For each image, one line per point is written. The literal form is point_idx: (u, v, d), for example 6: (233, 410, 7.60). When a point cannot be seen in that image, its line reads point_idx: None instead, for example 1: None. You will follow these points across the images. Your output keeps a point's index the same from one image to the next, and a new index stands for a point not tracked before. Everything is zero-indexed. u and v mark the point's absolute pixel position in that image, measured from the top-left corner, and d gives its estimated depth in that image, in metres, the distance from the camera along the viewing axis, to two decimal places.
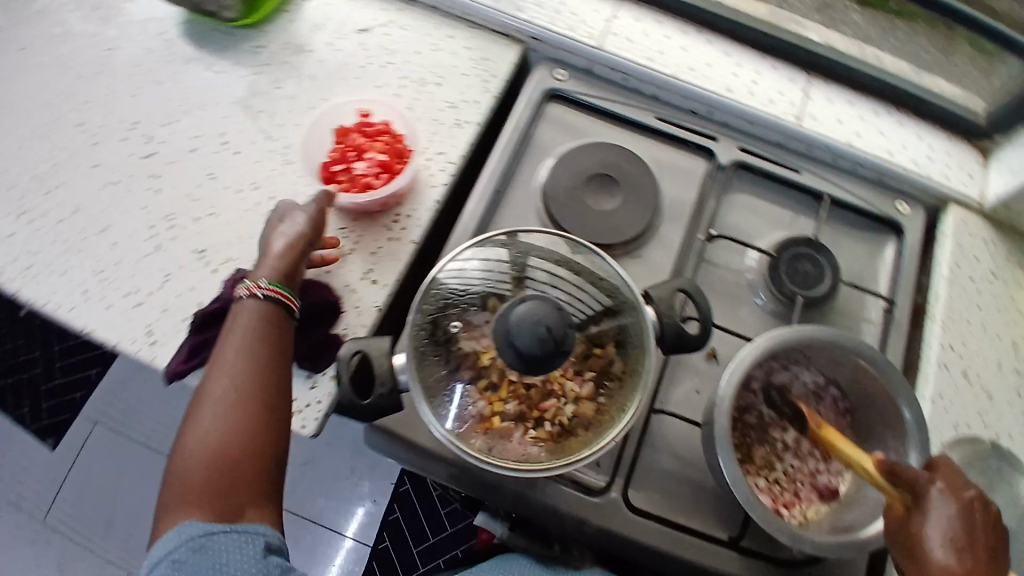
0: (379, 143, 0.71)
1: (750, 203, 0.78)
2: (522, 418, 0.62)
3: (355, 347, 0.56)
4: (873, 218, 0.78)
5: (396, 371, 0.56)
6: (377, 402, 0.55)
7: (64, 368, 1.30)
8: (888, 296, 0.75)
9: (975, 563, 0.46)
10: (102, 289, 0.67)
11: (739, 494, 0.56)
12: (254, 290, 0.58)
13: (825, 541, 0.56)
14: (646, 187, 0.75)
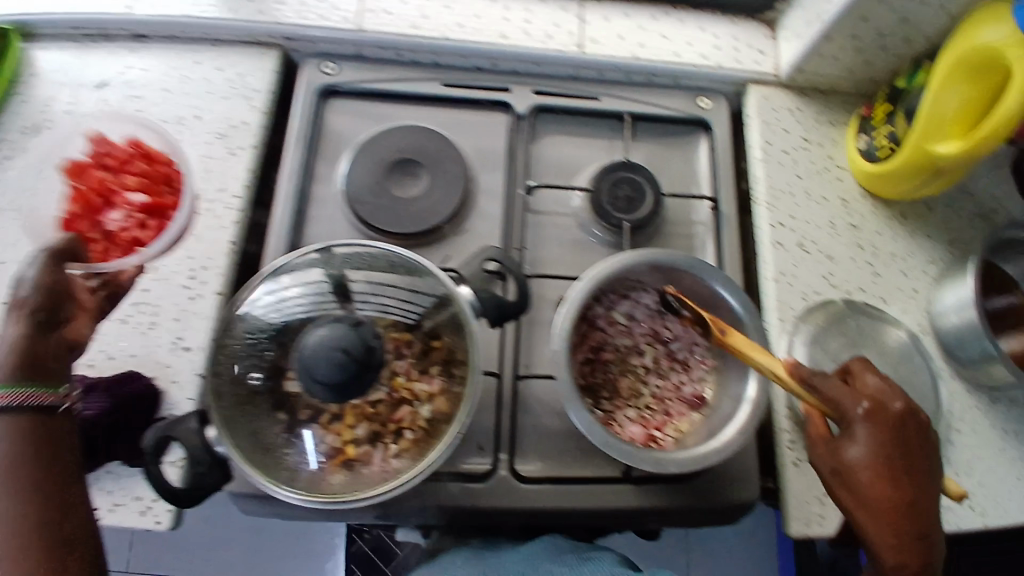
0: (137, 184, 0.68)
1: (561, 142, 0.77)
2: (379, 436, 0.59)
3: (160, 434, 0.54)
4: (678, 122, 0.78)
5: (212, 444, 0.54)
6: (197, 481, 0.53)
7: None
8: (713, 196, 0.76)
9: (887, 466, 0.57)
10: None
11: (598, 440, 0.56)
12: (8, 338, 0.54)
13: (687, 459, 0.56)
14: (449, 160, 0.71)
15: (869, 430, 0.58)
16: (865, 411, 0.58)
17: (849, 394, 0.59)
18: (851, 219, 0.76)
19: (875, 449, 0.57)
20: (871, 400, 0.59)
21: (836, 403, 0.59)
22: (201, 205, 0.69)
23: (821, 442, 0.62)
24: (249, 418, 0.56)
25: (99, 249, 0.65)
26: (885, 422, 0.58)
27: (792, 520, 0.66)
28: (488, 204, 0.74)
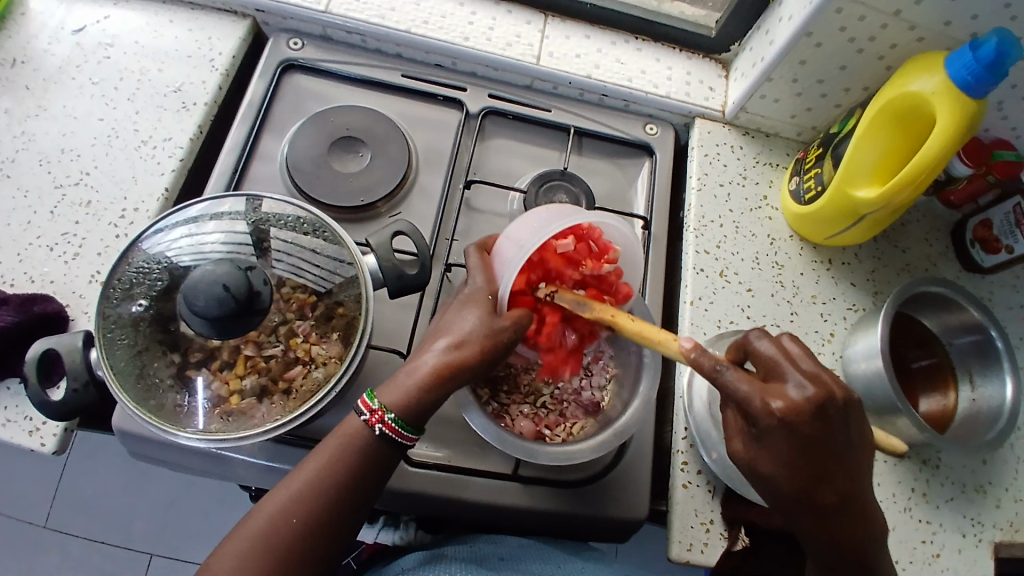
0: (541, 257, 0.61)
1: (508, 145, 0.79)
2: (265, 392, 0.57)
3: (47, 345, 0.54)
4: (623, 142, 0.82)
5: (92, 366, 0.54)
6: (72, 398, 0.54)
7: None
8: (646, 215, 0.78)
9: (796, 465, 0.47)
10: None
11: (473, 420, 0.58)
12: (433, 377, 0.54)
13: (555, 450, 0.58)
14: (394, 142, 0.74)
15: (790, 441, 0.46)
16: (780, 417, 0.46)
17: (759, 394, 0.47)
18: (775, 257, 0.77)
19: (790, 461, 0.47)
20: (784, 395, 0.47)
21: (745, 408, 0.47)
22: (144, 149, 0.72)
23: (737, 434, 0.50)
24: (135, 348, 0.55)
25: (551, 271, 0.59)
26: (805, 425, 0.46)
27: (674, 543, 0.64)
28: (424, 192, 0.75)
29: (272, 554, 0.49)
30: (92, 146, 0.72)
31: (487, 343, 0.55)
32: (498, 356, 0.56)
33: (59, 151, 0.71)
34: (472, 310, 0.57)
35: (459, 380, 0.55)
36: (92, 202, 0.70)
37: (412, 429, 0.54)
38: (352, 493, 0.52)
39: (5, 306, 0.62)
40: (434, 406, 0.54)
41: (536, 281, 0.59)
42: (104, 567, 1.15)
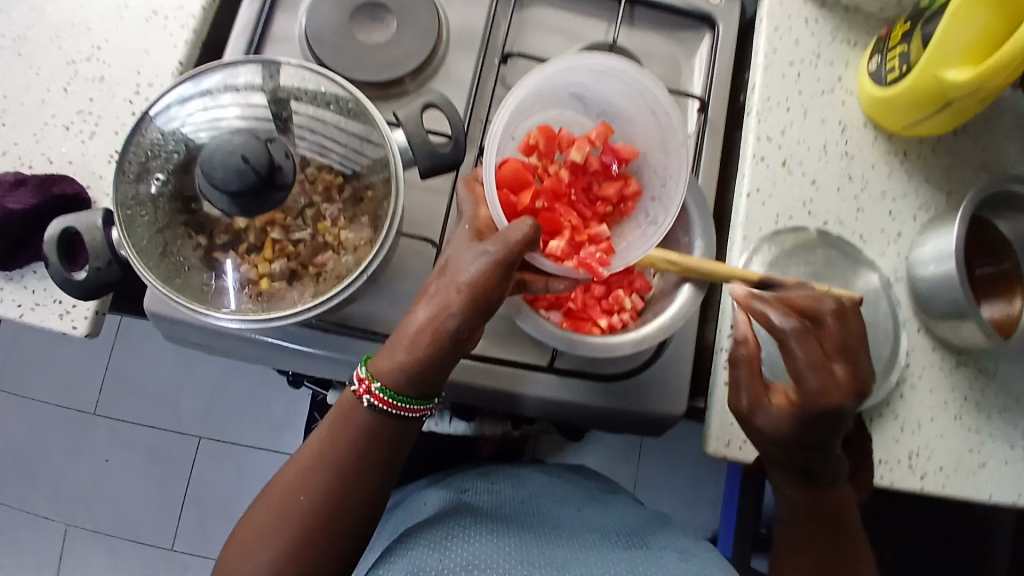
0: (558, 168, 0.61)
1: (550, 15, 0.71)
2: (295, 277, 0.55)
3: (65, 224, 0.52)
4: (681, 13, 0.72)
5: (114, 245, 0.52)
6: (96, 278, 0.52)
7: None
8: (703, 97, 0.69)
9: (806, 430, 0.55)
10: None
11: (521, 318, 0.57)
12: (422, 327, 0.53)
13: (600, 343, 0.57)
14: (424, 9, 0.66)
15: (827, 383, 0.54)
16: (834, 317, 0.55)
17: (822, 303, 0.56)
18: (845, 147, 0.70)
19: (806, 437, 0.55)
20: (833, 305, 0.55)
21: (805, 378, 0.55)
22: (155, 19, 0.66)
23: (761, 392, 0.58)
24: (157, 226, 0.53)
25: (558, 184, 0.60)
26: (829, 359, 0.55)
27: (712, 439, 0.63)
28: (454, 67, 0.68)
29: (297, 525, 0.52)
30: (101, 17, 0.66)
31: (459, 282, 0.52)
32: (484, 295, 0.52)
33: (68, 23, 0.66)
34: (454, 248, 0.55)
35: (445, 329, 0.52)
36: (105, 77, 0.65)
37: (406, 399, 0.53)
38: (359, 472, 0.54)
39: (25, 187, 0.60)
40: (423, 364, 0.53)
41: (556, 190, 0.60)
42: (155, 448, 1.21)
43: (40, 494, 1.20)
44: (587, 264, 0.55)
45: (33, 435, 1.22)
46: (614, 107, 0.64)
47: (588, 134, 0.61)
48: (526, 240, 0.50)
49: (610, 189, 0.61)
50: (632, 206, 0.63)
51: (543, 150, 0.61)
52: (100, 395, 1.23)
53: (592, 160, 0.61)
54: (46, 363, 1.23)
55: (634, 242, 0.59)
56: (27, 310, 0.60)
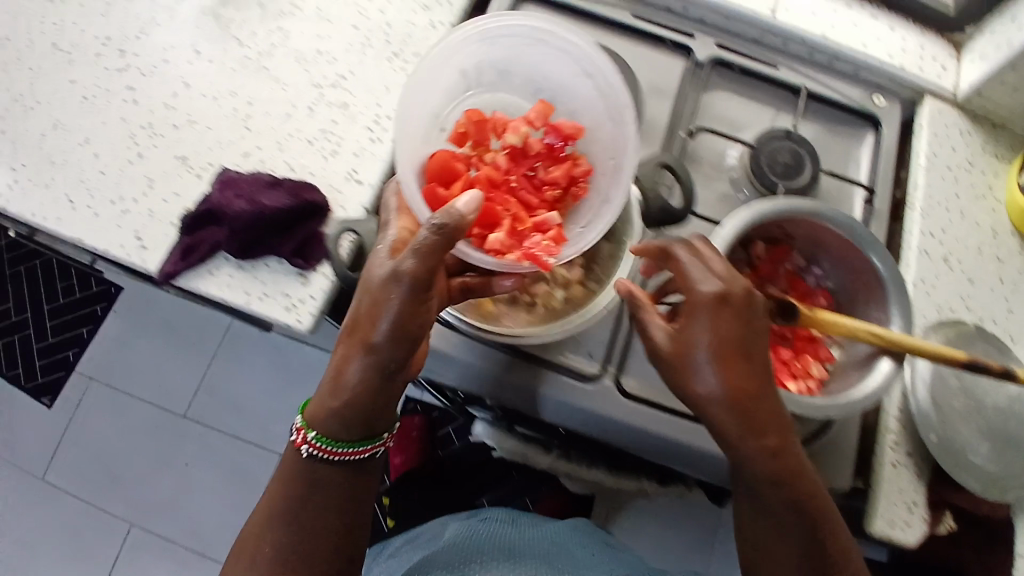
0: (529, 159, 0.63)
1: (728, 98, 0.76)
2: (515, 300, 0.62)
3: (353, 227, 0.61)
4: (851, 111, 0.77)
5: None
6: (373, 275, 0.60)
7: (56, 329, 1.34)
8: (870, 186, 0.74)
9: None
10: (89, 199, 0.68)
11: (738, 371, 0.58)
12: (352, 369, 0.57)
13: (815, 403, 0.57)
14: (627, 82, 0.72)
15: None
16: None
17: None
18: (998, 250, 0.75)
19: None
20: None
21: None
22: (395, 61, 0.72)
23: None
24: (428, 239, 0.62)
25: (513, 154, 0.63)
26: None
27: (879, 520, 0.64)
28: (647, 133, 0.73)
29: (284, 535, 0.58)
30: (346, 52, 0.72)
31: (367, 318, 0.55)
32: (403, 328, 0.54)
33: (315, 53, 0.72)
34: (378, 259, 0.57)
35: (360, 373, 0.56)
36: (348, 105, 0.70)
37: (343, 443, 0.59)
38: (277, 514, 0.59)
39: (279, 189, 0.65)
40: (358, 407, 0.57)
41: (493, 180, 0.61)
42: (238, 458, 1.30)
43: (119, 494, 1.29)
44: (530, 254, 0.57)
45: (128, 424, 1.32)
46: (559, 86, 0.69)
47: (528, 115, 0.64)
48: (423, 256, 0.52)
49: (556, 171, 0.64)
50: (583, 186, 0.65)
51: (474, 134, 0.64)
52: (186, 405, 1.33)
53: (533, 141, 0.63)
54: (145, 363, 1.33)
55: (585, 226, 0.62)
56: (256, 299, 0.64)
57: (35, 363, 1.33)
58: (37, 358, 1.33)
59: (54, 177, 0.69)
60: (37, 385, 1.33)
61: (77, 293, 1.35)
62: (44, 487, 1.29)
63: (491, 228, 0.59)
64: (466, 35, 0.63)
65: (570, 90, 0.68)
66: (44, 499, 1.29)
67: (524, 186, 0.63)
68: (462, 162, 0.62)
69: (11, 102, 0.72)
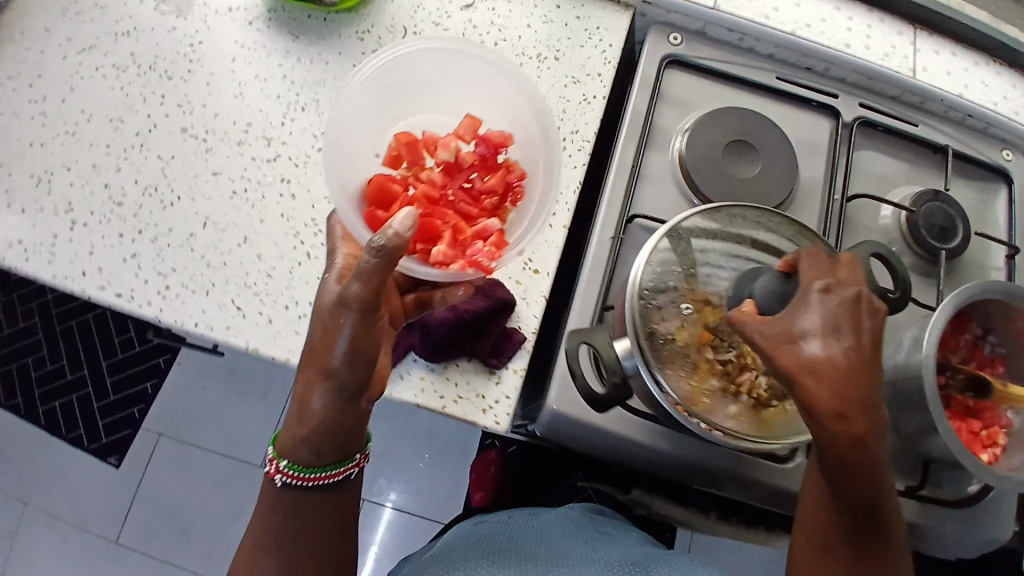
0: (478, 176, 0.62)
1: (874, 159, 0.77)
2: (723, 393, 0.61)
3: (580, 340, 0.60)
4: (985, 167, 0.79)
5: (622, 360, 0.59)
6: (612, 390, 0.57)
7: (116, 385, 1.29)
8: (1011, 242, 0.77)
9: None
10: (256, 304, 0.64)
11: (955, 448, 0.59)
12: (308, 393, 0.52)
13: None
14: (783, 150, 0.73)
15: None
16: None
17: None
18: None
19: None
20: None
21: None
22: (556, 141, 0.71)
23: None
24: (648, 331, 0.60)
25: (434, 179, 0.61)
26: None
27: None
28: (804, 204, 0.73)
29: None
30: None
31: (322, 345, 0.51)
32: (357, 347, 0.50)
33: None
34: (329, 282, 0.54)
35: (320, 396, 0.52)
36: None
37: (312, 469, 0.55)
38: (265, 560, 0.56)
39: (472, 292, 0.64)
40: (327, 432, 0.53)
41: (432, 198, 0.60)
42: None
43: (195, 551, 1.24)
44: (473, 262, 0.56)
45: (199, 480, 1.26)
46: (481, 101, 0.68)
47: (458, 131, 0.63)
48: (367, 278, 0.48)
49: (491, 179, 0.61)
50: (519, 191, 0.62)
51: (408, 158, 0.62)
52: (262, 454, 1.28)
53: (466, 154, 0.61)
54: (213, 414, 1.29)
55: (527, 223, 0.59)
56: (452, 403, 0.63)
57: (97, 423, 1.28)
58: (99, 417, 1.28)
59: (212, 281, 0.64)
60: (100, 445, 1.27)
61: (140, 346, 1.31)
62: (118, 550, 1.24)
63: (434, 242, 0.57)
64: (379, 62, 0.62)
65: (502, 101, 0.67)
66: (115, 564, 1.23)
67: (450, 207, 0.61)
68: (383, 187, 0.59)
69: (148, 197, 0.67)
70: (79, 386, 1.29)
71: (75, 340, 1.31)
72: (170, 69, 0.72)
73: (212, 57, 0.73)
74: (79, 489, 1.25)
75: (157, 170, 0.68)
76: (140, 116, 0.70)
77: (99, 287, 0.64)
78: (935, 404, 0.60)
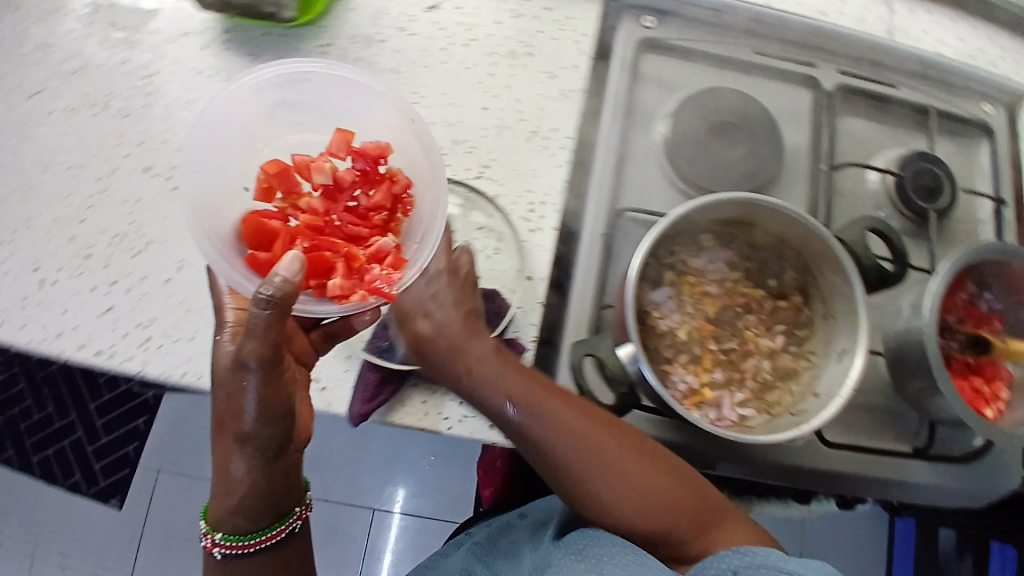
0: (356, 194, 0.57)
1: (860, 125, 0.75)
2: (728, 383, 0.61)
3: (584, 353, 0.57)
4: (965, 121, 0.78)
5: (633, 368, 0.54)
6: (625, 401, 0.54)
7: (108, 426, 1.26)
8: (995, 196, 0.76)
9: None
10: None
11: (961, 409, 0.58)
12: (229, 461, 0.49)
13: None
14: (764, 126, 0.71)
15: None
16: None
17: None
18: None
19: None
20: None
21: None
22: (535, 140, 0.68)
23: None
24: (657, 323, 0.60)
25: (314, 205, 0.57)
26: None
27: None
28: (791, 182, 0.72)
29: None
30: (484, 137, 0.67)
31: (229, 410, 0.47)
32: (266, 410, 0.45)
33: (452, 142, 0.67)
34: (224, 339, 0.51)
35: (239, 460, 0.48)
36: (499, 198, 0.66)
37: (252, 534, 0.53)
38: None
39: None
40: (255, 497, 0.50)
41: (315, 225, 0.56)
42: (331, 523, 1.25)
43: None
44: (373, 290, 0.52)
45: None
46: (357, 117, 0.61)
47: (330, 147, 0.58)
48: (263, 332, 0.42)
49: (377, 196, 0.57)
50: (408, 202, 0.59)
51: (281, 187, 0.57)
52: None
53: (346, 173, 0.57)
54: (210, 444, 1.26)
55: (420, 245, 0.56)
56: (456, 423, 0.60)
57: (93, 467, 1.25)
58: (94, 461, 1.24)
59: (197, 326, 0.62)
60: (100, 489, 1.24)
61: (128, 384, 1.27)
62: None
63: (330, 275, 0.54)
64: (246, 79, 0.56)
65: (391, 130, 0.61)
66: None
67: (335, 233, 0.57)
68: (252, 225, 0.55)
69: (118, 244, 0.64)
70: (69, 432, 1.25)
71: (60, 384, 1.27)
72: (124, 106, 0.69)
73: (169, 92, 0.69)
74: (84, 534, 1.23)
75: (125, 216, 0.65)
76: (99, 160, 0.67)
77: (78, 347, 0.61)
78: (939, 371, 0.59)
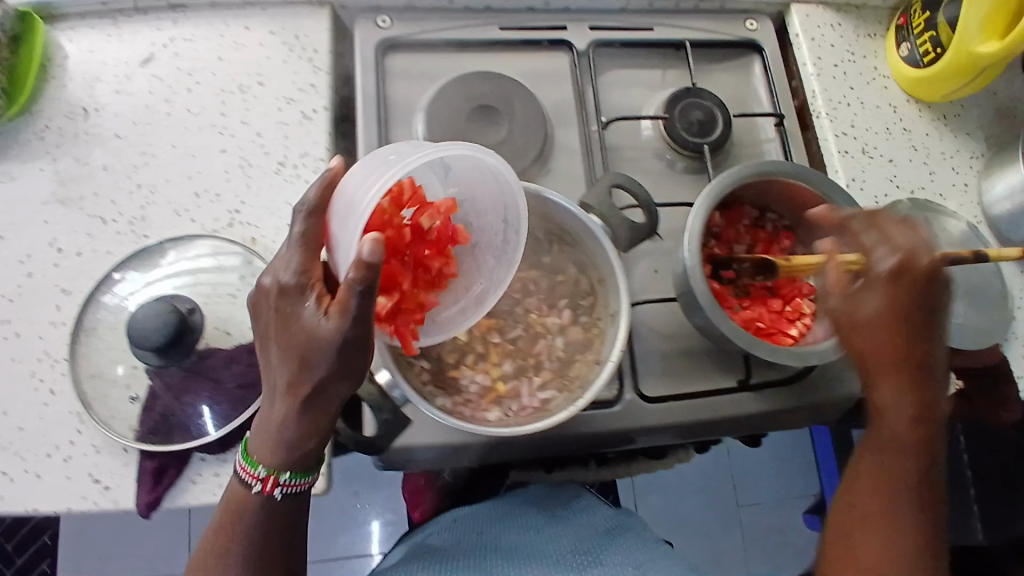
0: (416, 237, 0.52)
1: (623, 76, 0.75)
2: (522, 371, 0.59)
3: None
4: (731, 43, 0.78)
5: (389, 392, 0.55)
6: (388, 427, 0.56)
7: None
8: (775, 110, 0.75)
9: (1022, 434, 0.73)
10: (15, 463, 0.57)
11: (743, 340, 0.57)
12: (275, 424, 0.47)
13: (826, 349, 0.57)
14: (522, 98, 0.69)
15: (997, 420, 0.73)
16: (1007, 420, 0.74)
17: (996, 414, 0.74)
18: (903, 123, 0.77)
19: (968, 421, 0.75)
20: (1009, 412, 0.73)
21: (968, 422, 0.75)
22: (285, 171, 0.66)
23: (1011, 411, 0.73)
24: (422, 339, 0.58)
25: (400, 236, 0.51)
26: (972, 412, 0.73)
27: None
28: (566, 149, 0.71)
29: None
30: (228, 181, 0.65)
31: (309, 354, 0.45)
32: (343, 365, 0.45)
33: (196, 195, 0.65)
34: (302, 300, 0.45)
35: (286, 418, 0.47)
36: (258, 239, 0.64)
37: (298, 474, 0.51)
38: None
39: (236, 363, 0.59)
40: (295, 445, 0.49)
41: (393, 244, 0.51)
42: None
43: None
44: (401, 332, 0.51)
45: None
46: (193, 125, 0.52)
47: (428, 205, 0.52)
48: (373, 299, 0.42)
49: (435, 260, 0.53)
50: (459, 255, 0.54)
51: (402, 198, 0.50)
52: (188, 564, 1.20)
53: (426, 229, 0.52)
54: (125, 547, 1.20)
55: (460, 313, 0.55)
56: None
57: None
58: None
59: None
60: None
61: None
62: None
63: (385, 293, 0.51)
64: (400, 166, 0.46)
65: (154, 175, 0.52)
66: None
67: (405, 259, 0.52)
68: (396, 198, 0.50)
69: None
70: None
71: None
72: None
73: None
74: None
75: None
76: None
77: None
78: (707, 305, 0.58)
